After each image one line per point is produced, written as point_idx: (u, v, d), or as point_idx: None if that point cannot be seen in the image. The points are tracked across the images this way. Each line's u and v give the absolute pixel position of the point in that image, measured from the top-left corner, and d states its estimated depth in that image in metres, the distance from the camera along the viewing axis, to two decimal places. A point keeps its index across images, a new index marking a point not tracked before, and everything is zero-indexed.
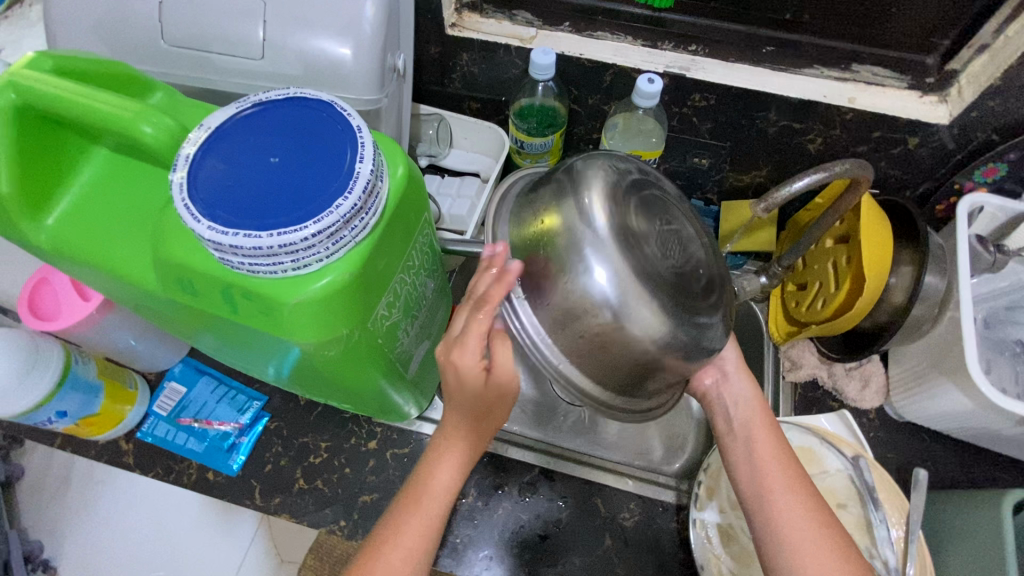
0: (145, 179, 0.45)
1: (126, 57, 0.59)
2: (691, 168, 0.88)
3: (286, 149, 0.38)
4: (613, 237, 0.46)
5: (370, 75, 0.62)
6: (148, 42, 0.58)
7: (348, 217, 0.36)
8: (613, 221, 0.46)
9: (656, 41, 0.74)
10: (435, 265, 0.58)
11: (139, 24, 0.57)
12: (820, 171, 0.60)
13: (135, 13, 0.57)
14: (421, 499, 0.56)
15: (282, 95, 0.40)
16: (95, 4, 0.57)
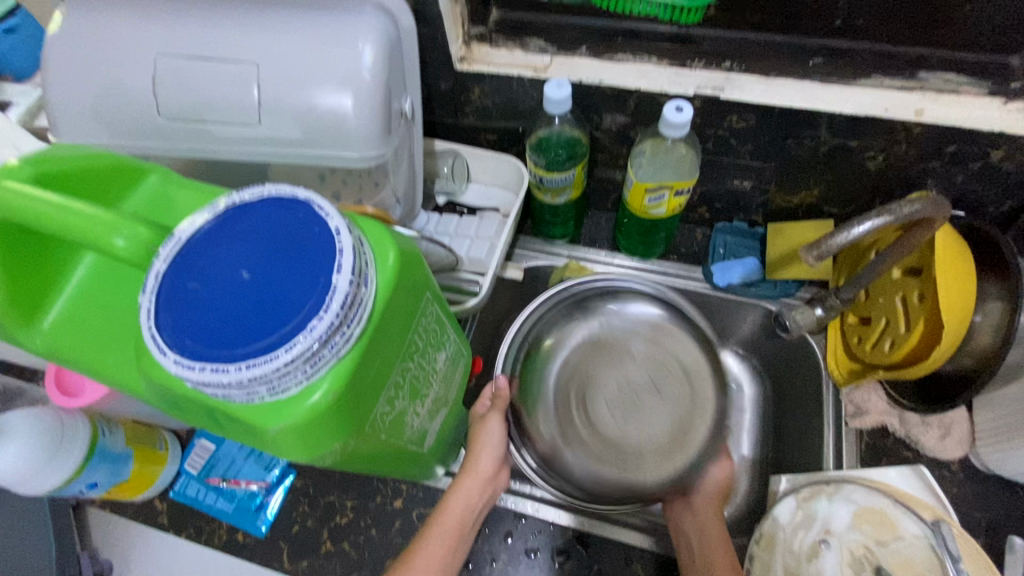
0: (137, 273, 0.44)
1: (125, 135, 0.57)
2: (731, 191, 0.80)
3: (259, 261, 0.34)
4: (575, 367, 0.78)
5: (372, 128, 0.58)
6: (145, 119, 0.56)
7: (325, 339, 0.32)
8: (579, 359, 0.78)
9: (686, 59, 0.67)
10: (446, 334, 0.54)
11: (133, 100, 0.55)
12: (887, 214, 0.51)
13: (129, 90, 0.55)
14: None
15: (256, 195, 0.36)
16: (89, 83, 0.55)
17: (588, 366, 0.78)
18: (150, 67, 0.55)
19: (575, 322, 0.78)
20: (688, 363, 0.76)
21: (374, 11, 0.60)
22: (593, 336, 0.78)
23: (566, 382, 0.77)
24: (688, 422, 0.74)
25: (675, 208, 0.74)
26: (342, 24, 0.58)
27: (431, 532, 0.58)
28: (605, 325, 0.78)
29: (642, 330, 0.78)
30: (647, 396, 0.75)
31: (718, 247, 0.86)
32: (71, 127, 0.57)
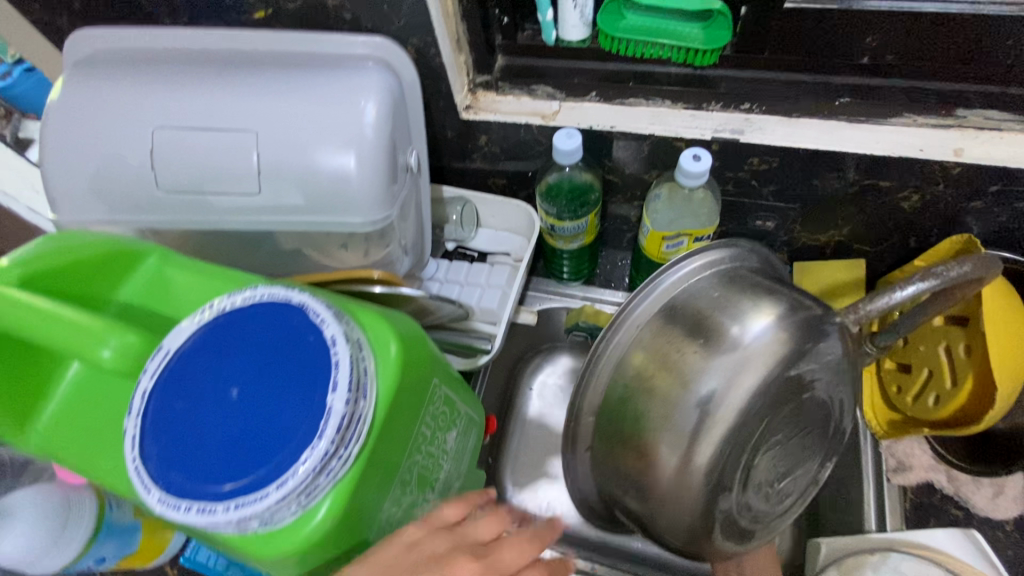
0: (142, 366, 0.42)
1: (125, 211, 0.56)
2: (754, 230, 0.76)
3: (251, 375, 0.32)
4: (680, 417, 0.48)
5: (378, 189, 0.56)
6: (143, 193, 0.55)
7: (323, 466, 0.30)
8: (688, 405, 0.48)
9: (701, 102, 0.64)
10: (457, 410, 0.51)
11: (132, 175, 0.54)
12: (930, 278, 0.46)
13: (127, 165, 0.54)
14: None
15: (248, 298, 0.34)
16: (88, 158, 0.54)
17: (749, 424, 0.48)
18: (146, 139, 0.54)
19: (711, 353, 0.48)
20: (809, 411, 0.54)
21: (377, 71, 0.59)
22: (748, 378, 0.47)
23: (701, 440, 0.48)
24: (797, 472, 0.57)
25: None
26: (343, 84, 0.57)
27: None
28: (755, 364, 0.47)
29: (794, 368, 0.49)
30: (788, 445, 0.54)
31: None
32: (71, 204, 0.56)
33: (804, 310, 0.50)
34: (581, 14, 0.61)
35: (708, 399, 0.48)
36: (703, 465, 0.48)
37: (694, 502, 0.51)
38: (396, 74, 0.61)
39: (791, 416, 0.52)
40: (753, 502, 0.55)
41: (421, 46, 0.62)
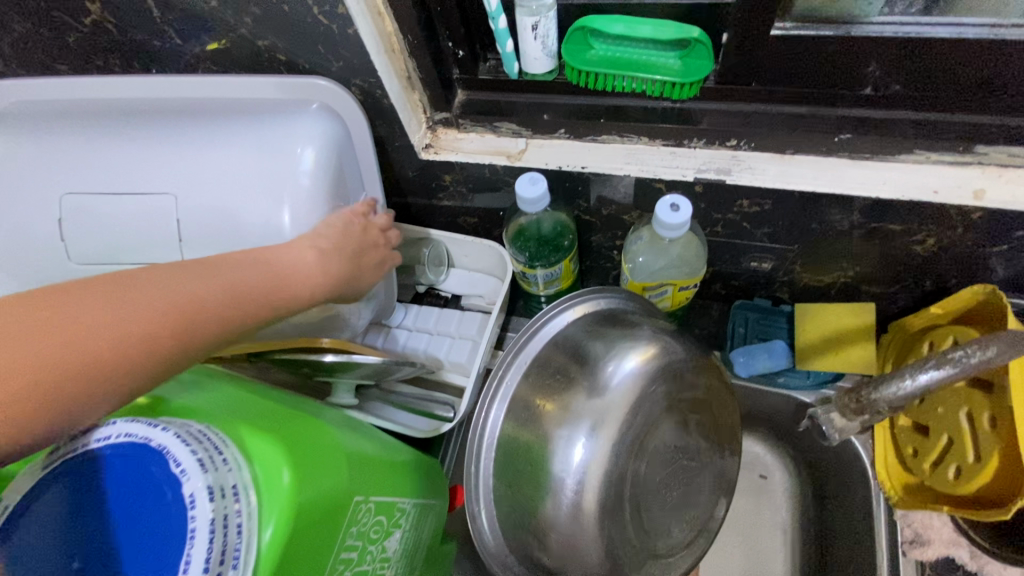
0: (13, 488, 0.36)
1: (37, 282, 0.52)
2: (749, 271, 0.69)
3: (94, 544, 0.27)
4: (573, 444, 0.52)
5: None
6: (58, 266, 0.51)
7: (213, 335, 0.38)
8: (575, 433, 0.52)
9: (682, 138, 0.57)
10: (398, 511, 0.45)
11: (44, 246, 0.50)
12: (949, 367, 0.43)
13: (37, 235, 0.50)
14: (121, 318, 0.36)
15: (101, 438, 0.28)
16: None
17: (627, 456, 0.53)
18: (56, 207, 0.49)
19: (588, 395, 0.53)
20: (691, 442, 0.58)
21: (318, 117, 0.52)
22: (615, 418, 0.53)
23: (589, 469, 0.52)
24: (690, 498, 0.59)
25: (680, 301, 0.64)
26: (277, 134, 0.50)
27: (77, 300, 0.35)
28: (620, 404, 0.53)
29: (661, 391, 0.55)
30: (675, 478, 0.58)
31: (738, 325, 0.74)
32: None
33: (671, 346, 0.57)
34: (544, 45, 0.53)
35: (591, 429, 0.52)
36: (593, 488, 0.52)
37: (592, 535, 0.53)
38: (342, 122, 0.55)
39: (671, 442, 0.57)
40: (653, 529, 0.57)
41: (366, 88, 0.56)
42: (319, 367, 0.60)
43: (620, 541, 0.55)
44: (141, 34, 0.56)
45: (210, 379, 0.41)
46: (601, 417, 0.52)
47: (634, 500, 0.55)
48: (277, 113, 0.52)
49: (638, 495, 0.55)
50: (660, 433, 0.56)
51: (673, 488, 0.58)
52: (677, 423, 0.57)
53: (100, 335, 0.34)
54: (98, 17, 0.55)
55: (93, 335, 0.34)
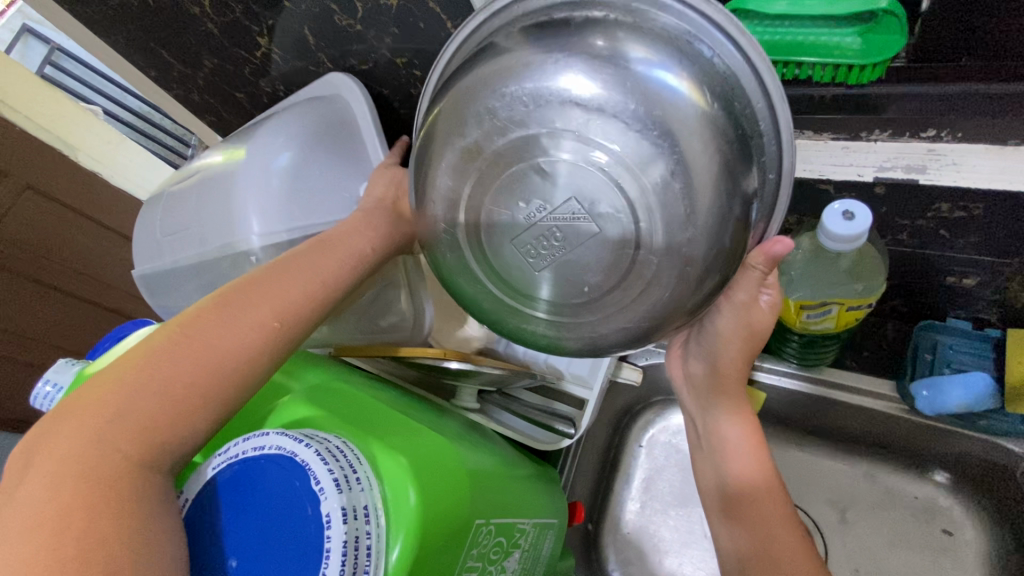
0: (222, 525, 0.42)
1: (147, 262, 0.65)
2: (944, 287, 0.57)
3: (248, 546, 0.29)
4: (486, 104, 0.36)
5: (333, 210, 0.57)
6: (160, 255, 0.63)
7: (236, 376, 0.38)
8: (495, 97, 0.36)
9: (860, 130, 0.48)
10: (518, 532, 0.44)
11: (155, 245, 0.64)
12: None
13: (153, 238, 0.64)
14: (156, 382, 0.36)
15: (257, 448, 0.31)
16: (146, 228, 0.66)
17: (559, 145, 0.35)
18: (164, 218, 0.64)
19: (545, 59, 0.35)
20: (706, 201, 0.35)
21: (279, 122, 0.58)
22: (564, 102, 0.35)
23: (487, 160, 0.37)
24: (667, 266, 0.37)
25: (847, 323, 0.53)
26: (257, 151, 0.56)
27: (112, 386, 0.35)
28: (589, 86, 0.34)
29: (654, 102, 0.34)
30: (653, 237, 0.36)
31: (924, 351, 0.62)
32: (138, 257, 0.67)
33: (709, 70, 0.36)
34: None
35: (524, 100, 0.35)
36: (500, 169, 0.37)
37: (499, 237, 0.39)
38: (343, 118, 0.60)
39: (688, 167, 0.35)
40: (596, 278, 0.37)
41: None
42: (445, 372, 0.60)
43: (518, 262, 0.39)
44: (301, 61, 0.63)
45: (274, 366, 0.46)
46: (535, 94, 0.35)
47: (563, 227, 0.36)
48: (275, 121, 0.59)
49: (571, 228, 0.36)
50: (680, 145, 0.34)
51: (666, 255, 0.36)
52: (718, 162, 0.35)
53: (154, 425, 0.35)
54: (268, 49, 0.62)
55: (130, 423, 0.34)
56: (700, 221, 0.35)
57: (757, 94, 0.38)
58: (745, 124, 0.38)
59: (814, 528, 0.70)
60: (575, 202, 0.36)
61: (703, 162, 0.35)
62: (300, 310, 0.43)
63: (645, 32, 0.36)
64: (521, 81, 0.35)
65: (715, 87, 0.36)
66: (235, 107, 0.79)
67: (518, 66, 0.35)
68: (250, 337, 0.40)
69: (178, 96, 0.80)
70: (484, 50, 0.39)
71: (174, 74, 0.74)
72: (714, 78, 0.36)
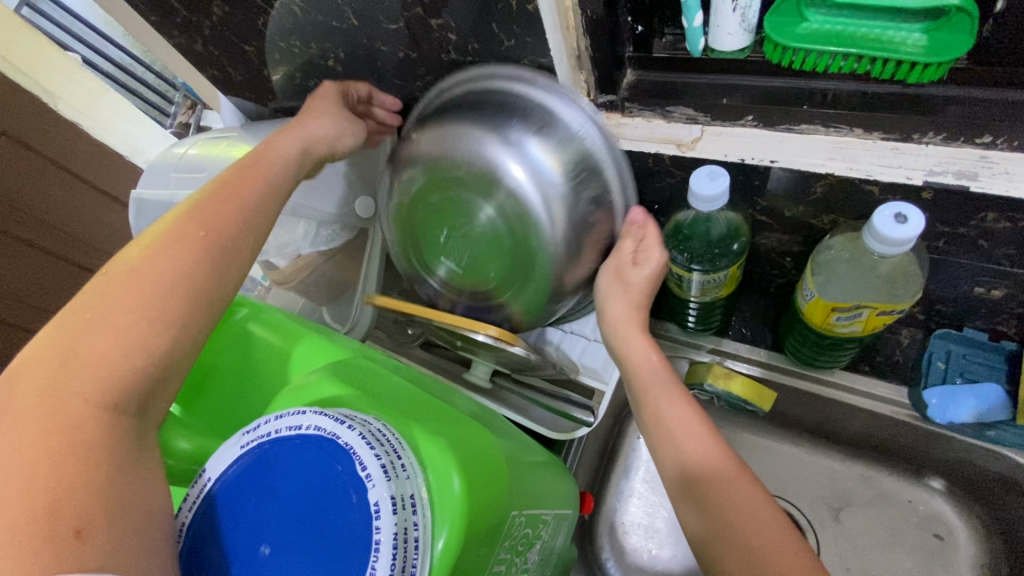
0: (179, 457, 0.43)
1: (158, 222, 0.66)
2: (968, 297, 0.57)
3: (281, 533, 0.26)
4: (427, 157, 0.55)
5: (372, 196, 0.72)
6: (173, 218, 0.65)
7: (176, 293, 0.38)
8: (432, 151, 0.55)
9: (910, 132, 0.47)
10: (541, 523, 0.43)
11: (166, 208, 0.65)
12: None
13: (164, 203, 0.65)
14: (95, 319, 0.36)
15: (293, 427, 0.28)
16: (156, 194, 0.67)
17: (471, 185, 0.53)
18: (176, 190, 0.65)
19: (467, 129, 0.52)
20: (562, 233, 0.52)
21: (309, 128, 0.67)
22: (475, 159, 0.52)
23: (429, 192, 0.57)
24: (539, 269, 0.56)
25: (874, 328, 0.52)
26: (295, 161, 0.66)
27: (53, 340, 0.36)
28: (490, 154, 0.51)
29: (529, 167, 0.51)
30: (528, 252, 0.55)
31: (937, 359, 0.62)
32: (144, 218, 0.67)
33: (570, 141, 0.50)
34: (743, 18, 0.46)
35: (451, 154, 0.53)
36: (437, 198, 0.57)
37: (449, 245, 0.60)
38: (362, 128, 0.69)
39: (551, 208, 0.51)
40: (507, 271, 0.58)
41: (532, 68, 0.52)
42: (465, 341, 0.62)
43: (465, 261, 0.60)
44: (323, 15, 0.58)
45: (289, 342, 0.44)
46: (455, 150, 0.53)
47: (480, 239, 0.57)
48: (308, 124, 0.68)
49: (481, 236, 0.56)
50: (544, 196, 0.51)
51: (539, 260, 0.55)
52: (574, 207, 0.52)
53: (105, 361, 0.35)
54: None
55: (84, 368, 0.35)
56: (554, 238, 0.52)
57: (601, 144, 0.50)
58: (589, 172, 0.51)
59: (808, 526, 0.71)
60: (494, 217, 0.54)
61: (560, 209, 0.51)
62: (226, 232, 0.42)
63: (520, 103, 0.51)
64: (448, 141, 0.53)
65: (577, 157, 0.51)
66: (241, 62, 0.74)
67: (450, 130, 0.53)
68: (182, 260, 0.39)
69: (179, 45, 0.74)
70: (433, 114, 0.56)
71: (177, 20, 0.69)
72: (568, 134, 0.51)
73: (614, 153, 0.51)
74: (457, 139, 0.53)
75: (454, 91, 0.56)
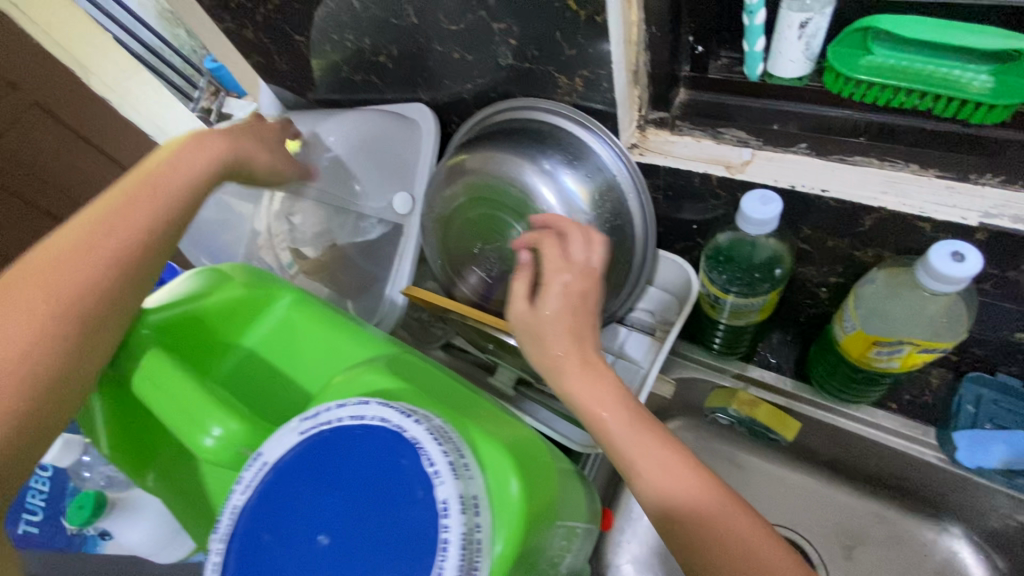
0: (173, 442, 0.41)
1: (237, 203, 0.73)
2: (1005, 341, 0.57)
3: (341, 524, 0.26)
4: (462, 176, 0.59)
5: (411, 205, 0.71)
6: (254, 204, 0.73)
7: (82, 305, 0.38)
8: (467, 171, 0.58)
9: (969, 172, 0.47)
10: (573, 536, 0.42)
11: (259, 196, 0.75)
12: None
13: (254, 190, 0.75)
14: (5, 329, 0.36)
15: (356, 417, 0.28)
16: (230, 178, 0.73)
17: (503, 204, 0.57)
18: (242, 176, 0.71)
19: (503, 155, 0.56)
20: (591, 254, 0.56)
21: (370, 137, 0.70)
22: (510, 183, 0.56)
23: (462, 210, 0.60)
24: None
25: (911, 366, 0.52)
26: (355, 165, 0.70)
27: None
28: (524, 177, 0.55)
29: (561, 191, 0.55)
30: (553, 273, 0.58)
31: (968, 403, 0.62)
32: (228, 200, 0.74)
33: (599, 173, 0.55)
34: (806, 46, 0.47)
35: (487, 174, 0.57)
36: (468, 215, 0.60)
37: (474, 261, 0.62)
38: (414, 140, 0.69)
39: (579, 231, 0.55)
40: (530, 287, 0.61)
41: (590, 78, 0.52)
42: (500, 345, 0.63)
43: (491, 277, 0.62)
44: (381, 10, 0.58)
45: (331, 332, 0.43)
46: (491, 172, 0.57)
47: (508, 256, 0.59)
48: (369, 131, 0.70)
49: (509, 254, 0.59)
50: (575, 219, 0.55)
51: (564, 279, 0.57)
52: (601, 233, 0.56)
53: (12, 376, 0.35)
54: None
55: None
56: None
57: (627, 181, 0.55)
58: (616, 205, 0.56)
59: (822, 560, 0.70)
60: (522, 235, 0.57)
61: (587, 232, 0.55)
62: (142, 241, 0.41)
63: (554, 136, 0.56)
64: (484, 163, 0.57)
65: (605, 188, 0.55)
66: (288, 51, 0.74)
67: (487, 154, 0.57)
68: (91, 270, 0.39)
69: (228, 30, 0.75)
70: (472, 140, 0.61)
71: (231, 5, 0.70)
72: (599, 167, 0.55)
73: (641, 189, 0.55)
74: (494, 163, 0.56)
75: (506, 115, 0.60)
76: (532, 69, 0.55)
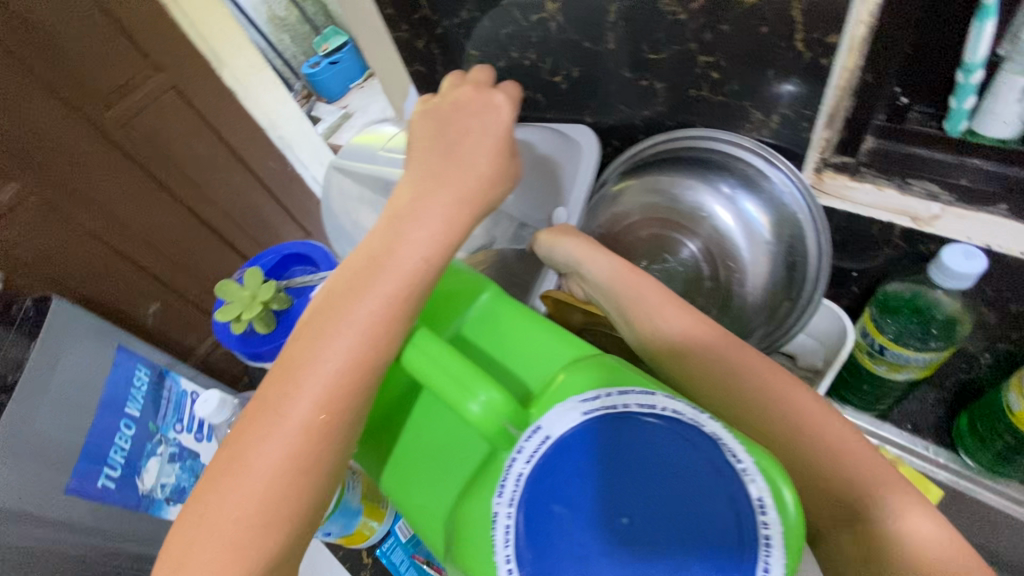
0: (403, 432, 0.41)
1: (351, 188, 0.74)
2: None
3: (646, 505, 0.27)
4: (637, 200, 0.64)
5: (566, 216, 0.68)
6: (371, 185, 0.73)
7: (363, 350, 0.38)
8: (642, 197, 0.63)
9: None
10: None
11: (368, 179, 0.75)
12: None
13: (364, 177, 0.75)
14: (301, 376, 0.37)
15: (645, 405, 0.30)
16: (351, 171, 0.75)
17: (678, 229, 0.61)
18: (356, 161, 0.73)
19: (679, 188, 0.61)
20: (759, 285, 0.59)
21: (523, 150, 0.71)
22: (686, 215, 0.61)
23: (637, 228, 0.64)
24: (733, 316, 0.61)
25: None
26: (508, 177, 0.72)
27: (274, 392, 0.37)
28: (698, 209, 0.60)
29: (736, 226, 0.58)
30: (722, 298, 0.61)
31: None
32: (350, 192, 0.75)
33: (781, 209, 0.56)
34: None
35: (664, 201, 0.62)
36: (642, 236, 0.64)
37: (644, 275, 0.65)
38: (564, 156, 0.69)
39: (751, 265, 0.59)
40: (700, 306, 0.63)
41: (792, 117, 0.54)
42: None
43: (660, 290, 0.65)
44: (579, 35, 0.61)
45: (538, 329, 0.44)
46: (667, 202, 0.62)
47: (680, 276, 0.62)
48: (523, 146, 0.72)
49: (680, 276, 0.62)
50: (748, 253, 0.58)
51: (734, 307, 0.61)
52: (774, 267, 0.58)
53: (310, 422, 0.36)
54: (551, 16, 0.60)
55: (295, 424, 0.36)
56: (751, 291, 0.59)
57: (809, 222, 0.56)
58: (795, 242, 0.57)
59: None
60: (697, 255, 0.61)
61: (760, 267, 0.58)
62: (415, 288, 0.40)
63: (734, 172, 0.58)
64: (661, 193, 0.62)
65: (784, 226, 0.57)
66: (453, 64, 0.77)
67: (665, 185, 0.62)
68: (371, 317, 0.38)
69: (397, 39, 0.78)
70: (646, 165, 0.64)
71: (412, 17, 0.72)
72: (777, 204, 0.56)
73: (825, 231, 0.55)
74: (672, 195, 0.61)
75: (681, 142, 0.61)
76: (727, 103, 0.57)
